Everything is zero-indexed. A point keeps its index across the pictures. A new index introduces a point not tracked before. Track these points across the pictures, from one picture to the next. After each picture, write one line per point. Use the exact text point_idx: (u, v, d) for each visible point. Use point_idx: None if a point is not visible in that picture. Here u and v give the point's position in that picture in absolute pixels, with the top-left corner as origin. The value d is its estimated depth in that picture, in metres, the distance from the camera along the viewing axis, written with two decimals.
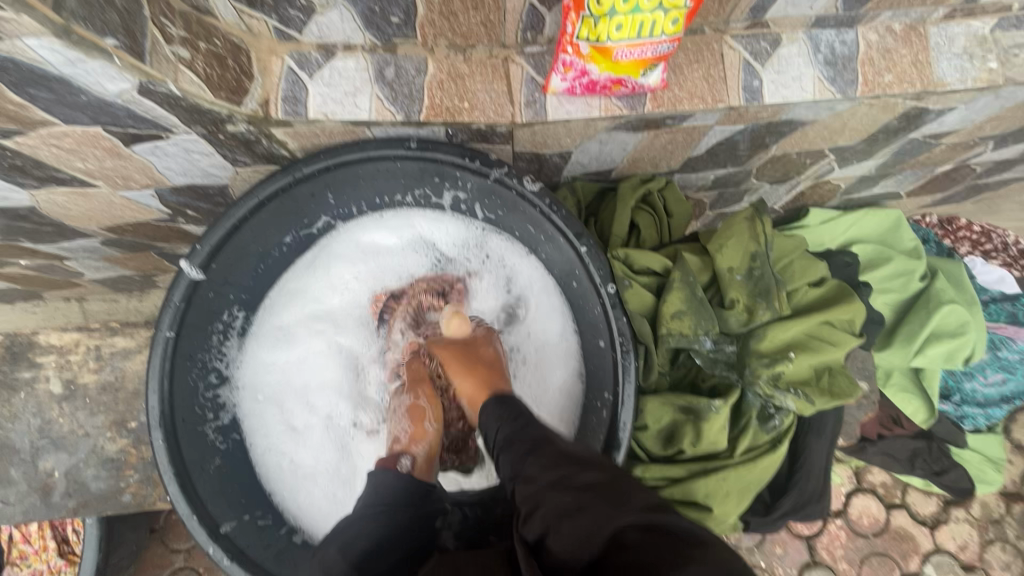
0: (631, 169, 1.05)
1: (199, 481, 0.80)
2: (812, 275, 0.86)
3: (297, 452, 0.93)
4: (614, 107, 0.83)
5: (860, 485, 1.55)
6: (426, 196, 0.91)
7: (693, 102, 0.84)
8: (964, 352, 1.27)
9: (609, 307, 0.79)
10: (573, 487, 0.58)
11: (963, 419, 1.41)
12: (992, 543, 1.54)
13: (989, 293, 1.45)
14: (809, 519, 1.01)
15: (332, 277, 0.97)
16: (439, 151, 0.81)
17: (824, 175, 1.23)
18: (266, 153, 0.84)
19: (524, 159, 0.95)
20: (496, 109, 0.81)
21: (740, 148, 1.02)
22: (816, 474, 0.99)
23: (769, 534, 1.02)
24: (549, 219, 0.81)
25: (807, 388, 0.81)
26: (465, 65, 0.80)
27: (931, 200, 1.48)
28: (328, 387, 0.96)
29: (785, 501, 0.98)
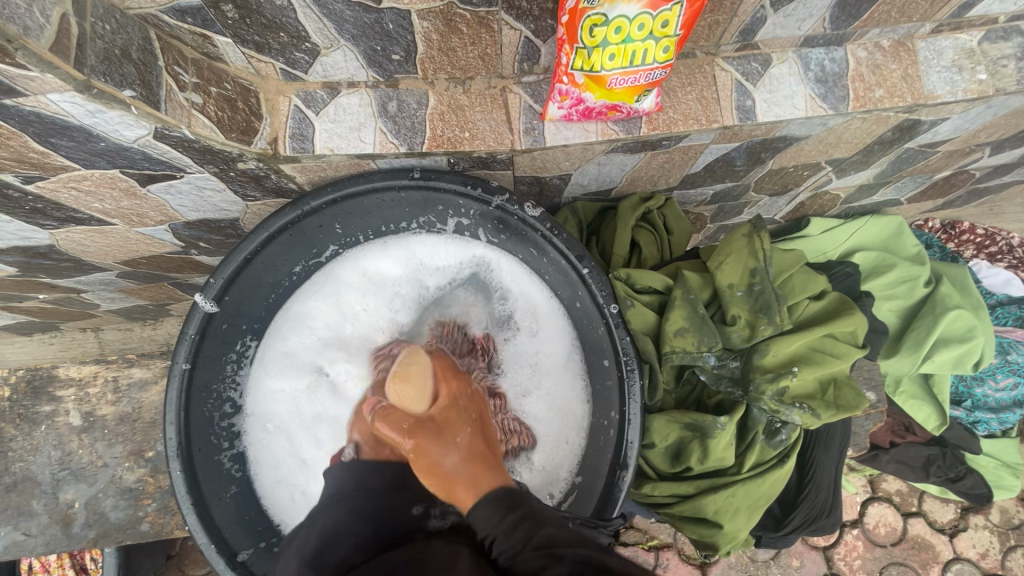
0: (631, 188, 1.07)
1: (215, 509, 0.82)
2: (814, 288, 0.87)
3: (309, 485, 0.91)
4: (611, 131, 0.85)
5: (875, 494, 1.53)
6: (430, 223, 0.93)
7: (687, 124, 0.86)
8: (973, 357, 1.26)
9: (613, 326, 0.81)
10: (590, 548, 0.58)
11: (975, 425, 1.40)
12: (1014, 550, 1.51)
13: (995, 296, 1.46)
14: (819, 532, 1.01)
15: (341, 304, 0.96)
16: (442, 180, 0.83)
17: (822, 186, 1.24)
18: (275, 187, 0.87)
19: (525, 183, 0.98)
20: (497, 137, 0.83)
21: (737, 164, 1.04)
22: (826, 487, 0.99)
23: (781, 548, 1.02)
24: (550, 242, 0.83)
25: (811, 402, 0.82)
26: (465, 97, 0.83)
27: (932, 205, 1.49)
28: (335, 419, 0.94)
29: (796, 515, 0.98)
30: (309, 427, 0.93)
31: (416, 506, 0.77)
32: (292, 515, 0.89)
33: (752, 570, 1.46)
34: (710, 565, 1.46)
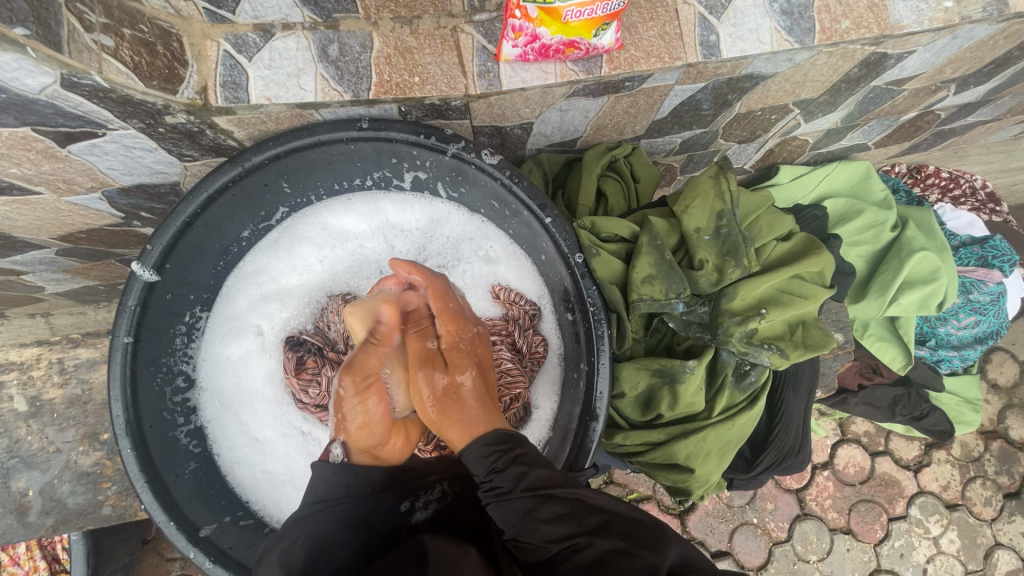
0: (596, 138, 1.04)
1: (173, 485, 0.77)
2: (781, 229, 0.85)
3: (269, 461, 0.87)
4: (570, 72, 0.81)
5: (844, 436, 1.59)
6: (386, 179, 0.88)
7: (650, 63, 0.82)
8: (936, 298, 1.29)
9: (579, 276, 0.77)
10: (583, 538, 0.58)
11: (939, 363, 1.42)
12: (974, 481, 1.58)
13: (958, 238, 1.43)
14: (790, 468, 1.01)
15: (294, 261, 0.92)
16: (392, 129, 0.78)
17: (791, 131, 1.23)
18: (213, 145, 0.80)
19: (485, 134, 0.93)
20: (449, 81, 0.78)
21: (704, 107, 1.01)
22: (795, 427, 0.97)
23: (753, 488, 1.02)
24: (510, 190, 0.79)
25: (780, 342, 0.82)
26: (412, 38, 0.78)
27: (899, 149, 1.49)
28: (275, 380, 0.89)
29: (766, 456, 0.97)
30: (256, 397, 0.88)
31: (401, 502, 0.75)
32: (257, 491, 0.84)
33: (728, 515, 1.52)
34: (689, 514, 1.52)
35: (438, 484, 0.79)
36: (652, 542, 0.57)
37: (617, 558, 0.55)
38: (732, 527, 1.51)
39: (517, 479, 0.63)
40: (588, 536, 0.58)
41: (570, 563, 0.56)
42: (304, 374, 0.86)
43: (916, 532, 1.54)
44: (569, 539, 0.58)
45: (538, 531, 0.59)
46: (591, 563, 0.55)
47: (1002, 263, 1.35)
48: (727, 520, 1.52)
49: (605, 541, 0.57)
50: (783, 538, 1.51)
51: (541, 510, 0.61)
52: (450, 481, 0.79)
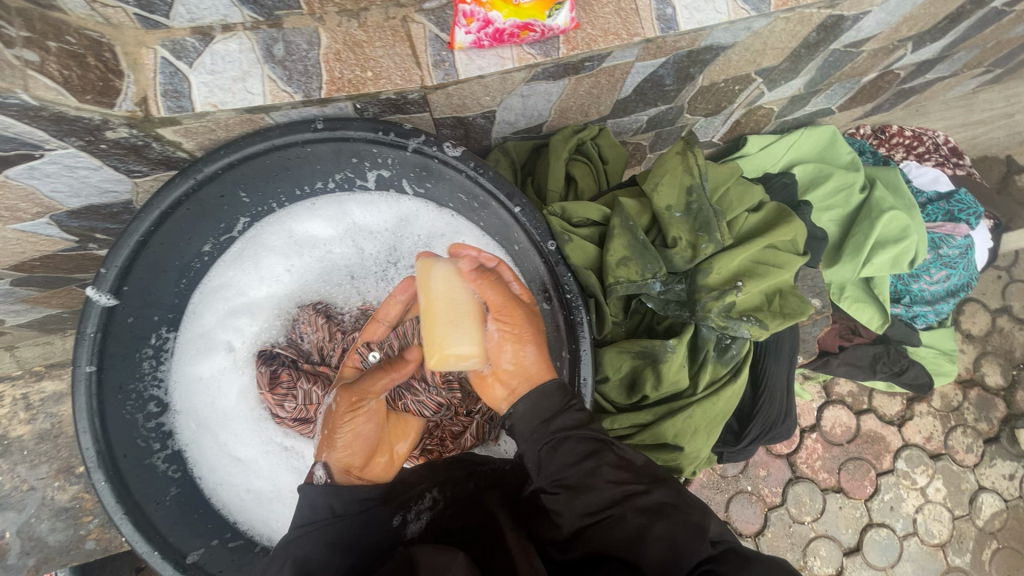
0: (561, 121, 1.02)
1: (155, 513, 0.75)
2: (751, 199, 0.85)
3: (254, 479, 0.84)
4: (528, 56, 0.78)
5: (829, 398, 1.62)
6: (348, 180, 0.86)
7: (608, 40, 0.80)
8: (908, 255, 1.31)
9: (553, 264, 0.76)
10: (641, 485, 0.62)
11: (915, 319, 1.44)
12: (955, 430, 1.62)
13: (925, 194, 1.45)
14: (780, 439, 1.01)
15: (262, 272, 0.89)
16: (349, 128, 0.75)
17: (755, 101, 1.23)
18: (161, 158, 0.77)
19: (447, 126, 0.91)
20: (403, 74, 0.76)
21: (667, 83, 1.00)
22: (779, 395, 0.97)
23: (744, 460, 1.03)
24: (476, 182, 0.77)
25: (758, 314, 0.82)
26: (361, 31, 0.75)
27: (862, 111, 1.51)
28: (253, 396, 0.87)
29: (753, 426, 0.98)
30: (234, 415, 0.86)
31: (393, 516, 0.72)
32: (244, 510, 0.82)
33: (723, 486, 1.54)
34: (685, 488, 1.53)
35: (428, 492, 0.76)
36: (699, 502, 0.62)
37: (672, 509, 0.60)
38: (728, 497, 1.53)
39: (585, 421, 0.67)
40: (646, 486, 0.62)
41: (627, 504, 0.61)
42: (280, 387, 0.84)
43: (904, 484, 1.59)
44: (625, 486, 0.62)
45: (598, 473, 0.63)
46: (649, 509, 0.60)
47: (967, 215, 1.38)
48: (723, 491, 1.54)
49: (659, 493, 0.62)
50: (777, 503, 1.54)
51: (604, 455, 0.65)
52: (439, 489, 0.76)
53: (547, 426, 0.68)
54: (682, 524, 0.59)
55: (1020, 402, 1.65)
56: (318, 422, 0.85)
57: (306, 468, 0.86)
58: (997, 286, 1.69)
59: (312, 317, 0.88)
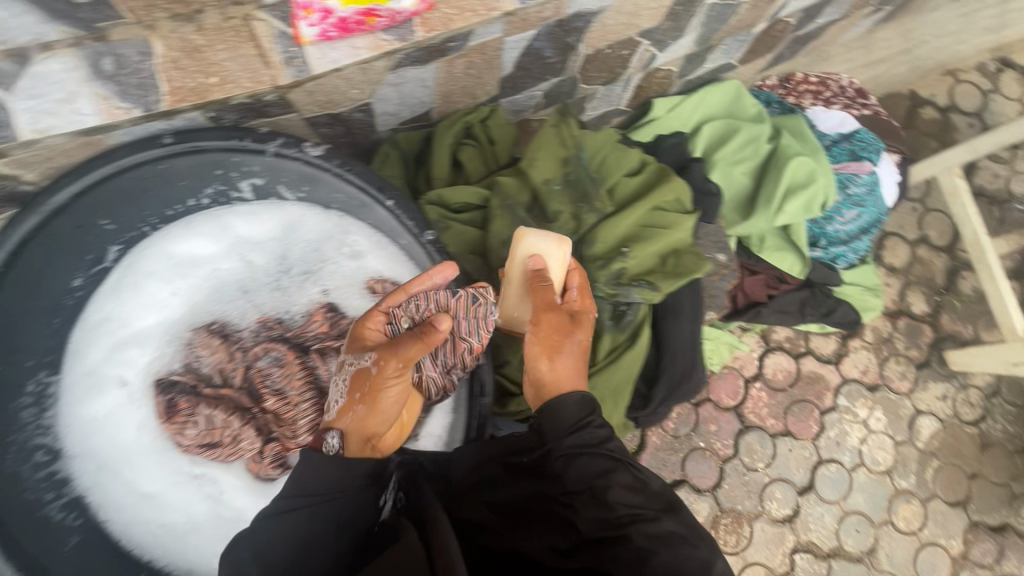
0: (449, 106, 1.00)
1: (54, 565, 0.71)
2: (627, 164, 0.87)
3: (166, 514, 0.80)
4: (383, 43, 0.75)
5: (769, 346, 1.66)
6: (221, 192, 0.82)
7: (465, 18, 0.78)
8: (819, 198, 1.34)
9: (433, 251, 0.78)
10: (651, 512, 0.64)
11: (836, 260, 1.47)
12: (889, 360, 1.69)
13: (829, 137, 1.48)
14: (692, 397, 0.94)
15: (146, 299, 0.84)
16: (201, 138, 0.72)
17: (650, 63, 1.22)
18: (6, 192, 0.73)
19: (322, 124, 0.88)
20: (251, 75, 0.72)
21: (547, 55, 0.98)
22: (684, 353, 0.91)
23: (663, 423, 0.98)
24: (344, 180, 0.76)
25: (650, 277, 0.84)
26: (198, 35, 0.70)
27: (764, 62, 1.53)
28: (154, 429, 0.82)
29: (659, 388, 0.90)
30: (135, 453, 0.81)
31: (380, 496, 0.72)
32: (158, 547, 0.79)
33: (677, 446, 1.57)
34: (640, 453, 1.56)
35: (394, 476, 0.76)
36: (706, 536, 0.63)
37: (681, 541, 0.61)
38: (682, 456, 1.56)
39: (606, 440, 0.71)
40: (658, 512, 0.64)
41: (635, 528, 0.62)
42: (177, 416, 0.80)
43: (846, 419, 1.65)
44: (634, 510, 0.64)
45: (611, 491, 0.65)
46: (659, 535, 0.62)
47: (869, 152, 1.43)
48: (677, 451, 1.57)
49: (670, 522, 0.63)
50: (730, 454, 1.58)
51: (619, 474, 0.68)
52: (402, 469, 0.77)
53: (569, 437, 0.71)
54: (689, 556, 0.60)
55: (945, 325, 1.72)
56: (223, 446, 0.80)
57: (221, 495, 0.82)
58: (913, 218, 1.76)
59: (207, 339, 0.83)
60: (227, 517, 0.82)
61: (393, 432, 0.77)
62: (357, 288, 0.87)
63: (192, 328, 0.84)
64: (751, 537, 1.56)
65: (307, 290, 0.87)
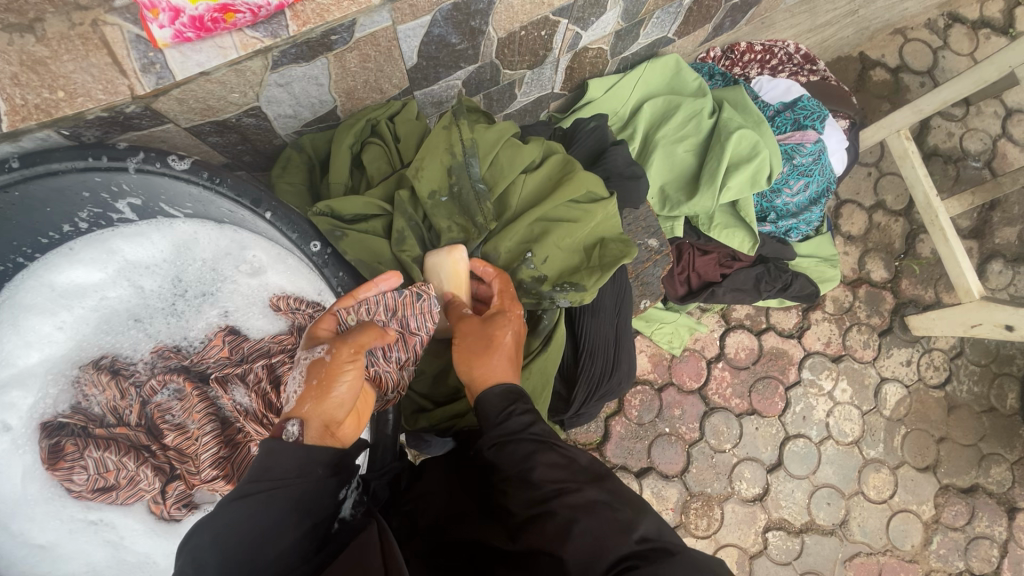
0: (356, 104, 0.94)
1: None
2: (525, 160, 0.80)
3: (63, 565, 0.75)
4: (252, 41, 0.70)
5: (729, 324, 1.63)
6: (99, 215, 0.76)
7: (343, 7, 0.72)
8: (764, 171, 1.30)
9: (321, 266, 0.69)
10: (575, 485, 0.58)
11: (788, 233, 1.46)
12: (851, 330, 1.67)
13: (772, 107, 1.43)
14: (614, 395, 0.90)
15: (26, 334, 0.78)
16: (53, 160, 0.65)
17: (576, 43, 1.17)
18: None
19: (210, 132, 0.82)
20: (105, 86, 0.66)
21: (454, 41, 0.92)
22: (602, 353, 0.86)
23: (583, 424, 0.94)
24: (217, 193, 0.68)
25: (575, 277, 0.79)
26: (40, 46, 0.65)
27: (704, 33, 1.47)
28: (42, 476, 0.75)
29: (578, 391, 0.86)
30: (24, 504, 0.75)
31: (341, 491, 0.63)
32: None
33: (642, 434, 1.54)
34: (605, 443, 1.53)
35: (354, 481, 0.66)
36: (637, 502, 0.57)
37: (607, 507, 0.56)
38: (648, 443, 1.54)
39: (528, 422, 0.64)
40: (582, 484, 0.58)
41: (558, 504, 0.56)
42: (64, 461, 0.74)
43: (812, 392, 1.63)
44: (560, 484, 0.58)
45: (534, 469, 0.59)
46: (581, 505, 0.56)
47: (813, 121, 1.37)
48: (642, 438, 1.54)
49: (596, 492, 0.57)
50: (696, 438, 1.56)
51: (542, 455, 0.61)
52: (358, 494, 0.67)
53: (491, 425, 0.64)
54: (615, 520, 0.55)
55: (906, 289, 1.70)
56: (119, 488, 0.75)
57: (122, 540, 0.77)
58: (869, 184, 1.72)
59: (96, 376, 0.78)
60: (131, 562, 0.78)
61: (352, 422, 0.63)
62: (259, 308, 0.82)
63: (80, 364, 0.80)
64: (722, 519, 1.54)
65: (205, 315, 0.82)
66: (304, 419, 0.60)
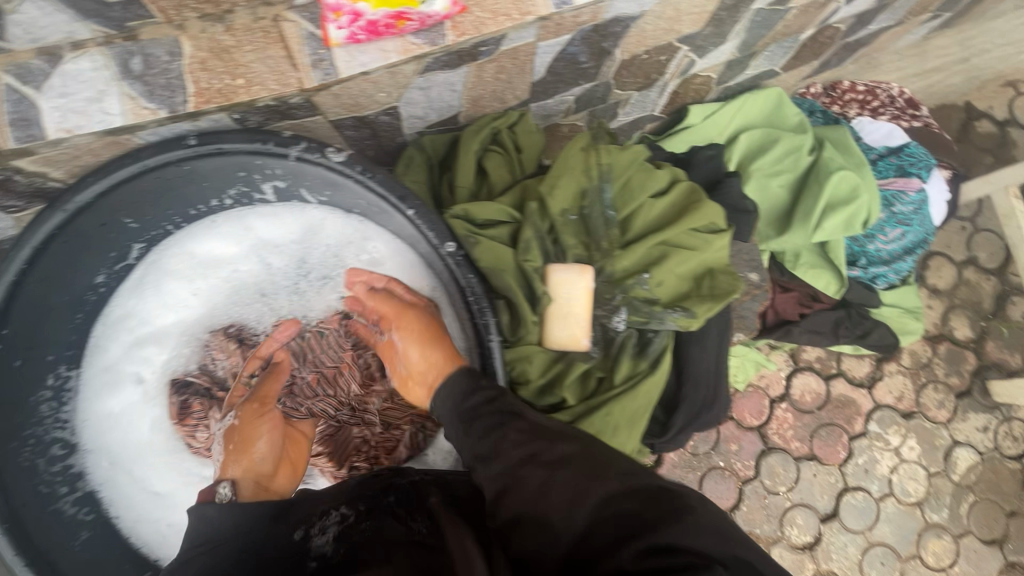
0: (477, 110, 0.98)
1: (62, 562, 0.71)
2: (655, 184, 0.81)
3: (175, 514, 0.82)
4: (412, 46, 0.74)
5: (797, 365, 1.59)
6: (244, 193, 0.81)
7: (498, 22, 0.75)
8: (861, 216, 1.27)
9: (454, 267, 0.71)
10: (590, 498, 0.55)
11: (875, 280, 1.40)
12: (926, 387, 1.60)
13: (875, 150, 1.41)
14: (710, 426, 0.89)
15: (165, 298, 0.84)
16: (225, 140, 0.70)
17: (688, 70, 1.17)
18: (35, 189, 0.73)
19: (348, 127, 0.86)
20: (277, 78, 0.71)
21: (582, 60, 0.95)
22: (704, 379, 0.87)
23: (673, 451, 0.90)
24: (367, 187, 0.73)
25: (686, 302, 0.80)
26: (227, 36, 0.70)
27: (809, 69, 1.46)
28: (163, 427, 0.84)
29: (679, 415, 0.86)
30: (147, 453, 0.83)
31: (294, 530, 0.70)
32: (166, 546, 0.80)
33: (695, 464, 1.52)
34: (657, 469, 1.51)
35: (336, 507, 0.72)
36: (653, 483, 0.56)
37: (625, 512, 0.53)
38: (701, 474, 1.52)
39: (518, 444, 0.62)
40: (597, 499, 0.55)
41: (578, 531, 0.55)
42: (190, 419, 0.84)
43: (877, 446, 1.57)
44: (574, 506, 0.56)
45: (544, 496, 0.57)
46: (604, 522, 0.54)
47: (918, 169, 1.35)
48: (695, 469, 1.52)
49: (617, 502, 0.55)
50: (751, 476, 1.53)
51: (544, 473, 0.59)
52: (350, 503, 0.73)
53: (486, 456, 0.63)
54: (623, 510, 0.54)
55: (990, 352, 1.63)
56: None
57: None
58: (962, 238, 1.66)
59: (224, 343, 0.85)
60: None
61: (284, 472, 0.77)
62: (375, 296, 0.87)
63: (208, 330, 0.86)
64: None
65: (325, 296, 0.87)
66: (237, 481, 0.73)
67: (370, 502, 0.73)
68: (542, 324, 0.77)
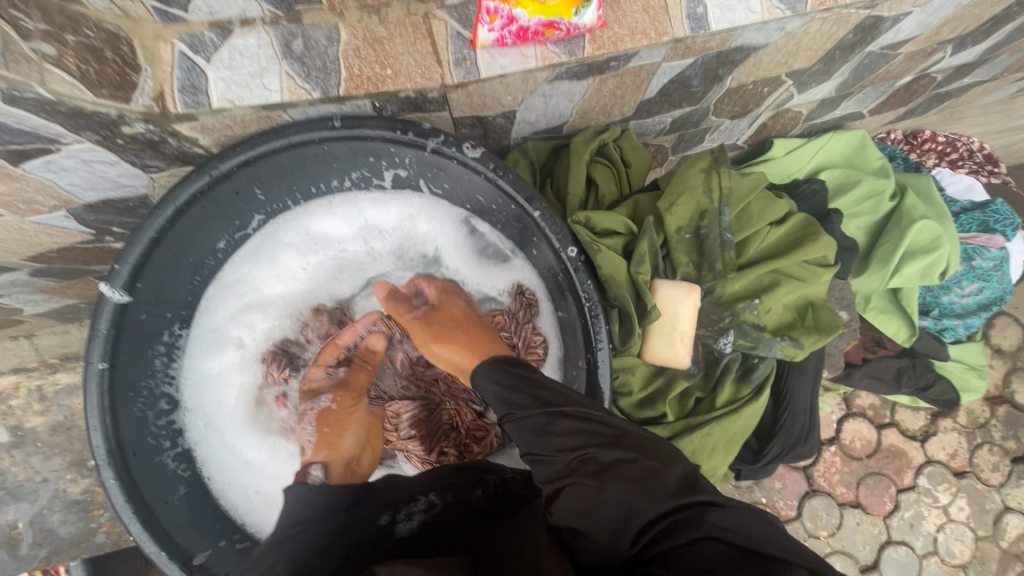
0: (583, 122, 0.99)
1: (163, 512, 0.74)
2: (774, 214, 0.84)
3: (263, 481, 0.84)
4: (551, 55, 0.76)
5: (850, 410, 1.57)
6: (365, 178, 0.83)
7: (635, 39, 0.77)
8: (938, 268, 1.25)
9: (573, 271, 0.74)
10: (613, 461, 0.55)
11: (943, 332, 1.40)
12: (981, 448, 1.57)
13: (959, 203, 1.38)
14: (800, 456, 1.00)
15: (276, 268, 0.88)
16: (367, 126, 0.72)
17: (784, 104, 1.18)
18: (178, 153, 0.76)
19: (466, 125, 0.89)
20: (423, 72, 0.73)
21: (694, 84, 0.96)
22: (802, 413, 0.97)
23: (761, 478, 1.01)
24: (495, 184, 0.75)
25: (793, 332, 0.84)
26: (381, 27, 0.73)
27: (894, 115, 1.46)
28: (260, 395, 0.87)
29: (774, 444, 0.97)
30: (243, 417, 0.86)
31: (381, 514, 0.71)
32: (252, 510, 0.82)
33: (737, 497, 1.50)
34: None
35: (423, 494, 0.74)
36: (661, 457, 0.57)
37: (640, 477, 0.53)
38: None
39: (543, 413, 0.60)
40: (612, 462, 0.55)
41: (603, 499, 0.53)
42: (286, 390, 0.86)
43: (925, 502, 1.54)
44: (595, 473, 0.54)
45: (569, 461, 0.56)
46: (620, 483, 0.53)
47: (1004, 227, 1.32)
48: None
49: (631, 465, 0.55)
50: (792, 516, 1.50)
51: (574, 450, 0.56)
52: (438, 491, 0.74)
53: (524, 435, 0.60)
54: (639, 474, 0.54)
55: None
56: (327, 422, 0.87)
57: None
58: None
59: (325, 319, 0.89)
60: None
61: (369, 454, 0.85)
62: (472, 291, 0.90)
63: (311, 305, 0.90)
64: None
65: None
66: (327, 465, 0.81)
67: (458, 495, 0.73)
68: (645, 338, 0.81)
